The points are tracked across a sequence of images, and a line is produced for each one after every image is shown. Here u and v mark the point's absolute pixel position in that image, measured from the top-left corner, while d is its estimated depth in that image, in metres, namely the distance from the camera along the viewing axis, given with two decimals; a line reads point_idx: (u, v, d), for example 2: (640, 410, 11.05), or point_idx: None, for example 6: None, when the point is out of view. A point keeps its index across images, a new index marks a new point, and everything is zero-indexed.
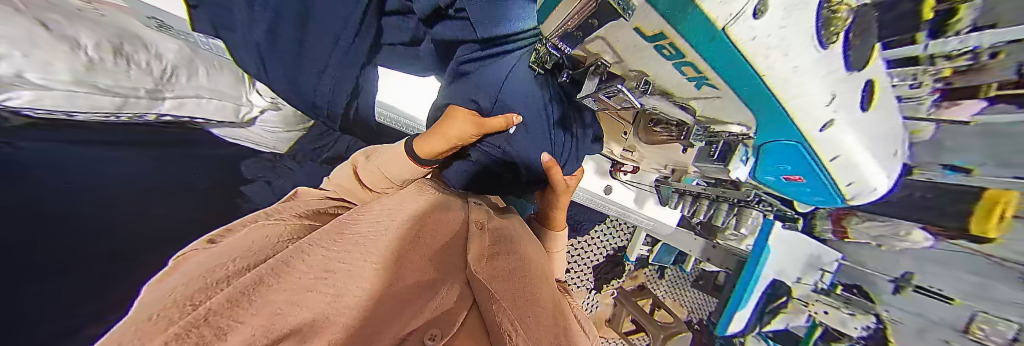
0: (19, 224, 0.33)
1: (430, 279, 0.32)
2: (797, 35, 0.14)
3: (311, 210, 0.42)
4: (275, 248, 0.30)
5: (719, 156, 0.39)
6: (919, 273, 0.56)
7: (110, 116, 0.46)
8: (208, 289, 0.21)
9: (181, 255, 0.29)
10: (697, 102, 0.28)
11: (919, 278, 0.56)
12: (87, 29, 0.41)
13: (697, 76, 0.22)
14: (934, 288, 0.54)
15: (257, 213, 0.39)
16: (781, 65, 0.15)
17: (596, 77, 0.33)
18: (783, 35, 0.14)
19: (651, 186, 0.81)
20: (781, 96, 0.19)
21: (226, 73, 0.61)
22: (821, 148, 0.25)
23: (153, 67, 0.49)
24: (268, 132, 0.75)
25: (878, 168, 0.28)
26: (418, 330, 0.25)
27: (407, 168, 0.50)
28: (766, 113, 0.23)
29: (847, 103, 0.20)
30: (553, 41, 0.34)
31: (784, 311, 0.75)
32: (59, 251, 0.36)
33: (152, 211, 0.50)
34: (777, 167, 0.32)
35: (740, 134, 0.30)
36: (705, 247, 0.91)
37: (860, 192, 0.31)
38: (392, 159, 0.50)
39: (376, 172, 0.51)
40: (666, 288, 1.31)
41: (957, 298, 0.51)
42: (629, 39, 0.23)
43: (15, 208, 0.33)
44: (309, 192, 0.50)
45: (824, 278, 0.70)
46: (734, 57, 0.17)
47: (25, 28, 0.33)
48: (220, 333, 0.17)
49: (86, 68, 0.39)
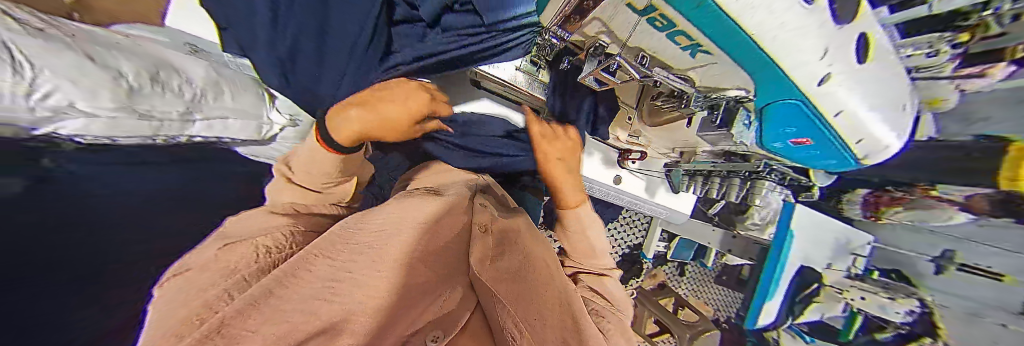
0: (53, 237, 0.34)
1: (427, 284, 0.31)
2: None
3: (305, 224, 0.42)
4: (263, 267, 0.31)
5: (720, 123, 0.40)
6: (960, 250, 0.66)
7: (149, 139, 0.51)
8: (211, 304, 0.22)
9: (173, 269, 0.30)
10: (694, 72, 0.28)
11: (961, 254, 0.66)
12: (124, 58, 0.45)
13: (691, 45, 0.23)
14: (981, 265, 0.64)
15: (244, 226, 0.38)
16: (768, 22, 0.17)
17: (593, 60, 0.35)
18: None
19: (660, 173, 0.81)
20: (777, 61, 0.20)
21: (248, 93, 0.64)
22: (825, 108, 0.25)
23: (185, 92, 0.52)
24: (285, 148, 0.77)
25: (887, 124, 0.28)
26: (420, 332, 0.25)
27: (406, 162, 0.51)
28: (763, 79, 0.24)
29: (840, 57, 0.20)
30: (553, 30, 0.34)
31: (817, 300, 0.70)
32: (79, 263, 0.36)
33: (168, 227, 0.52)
34: (783, 130, 0.30)
35: (736, 97, 0.31)
36: (724, 239, 0.88)
37: (871, 150, 0.30)
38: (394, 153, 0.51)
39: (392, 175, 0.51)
40: (687, 286, 1.28)
41: (1008, 274, 0.60)
42: (628, 19, 0.24)
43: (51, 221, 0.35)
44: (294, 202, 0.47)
45: (856, 262, 0.69)
46: (722, 23, 0.18)
47: (74, 62, 0.37)
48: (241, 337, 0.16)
49: (126, 94, 0.42)
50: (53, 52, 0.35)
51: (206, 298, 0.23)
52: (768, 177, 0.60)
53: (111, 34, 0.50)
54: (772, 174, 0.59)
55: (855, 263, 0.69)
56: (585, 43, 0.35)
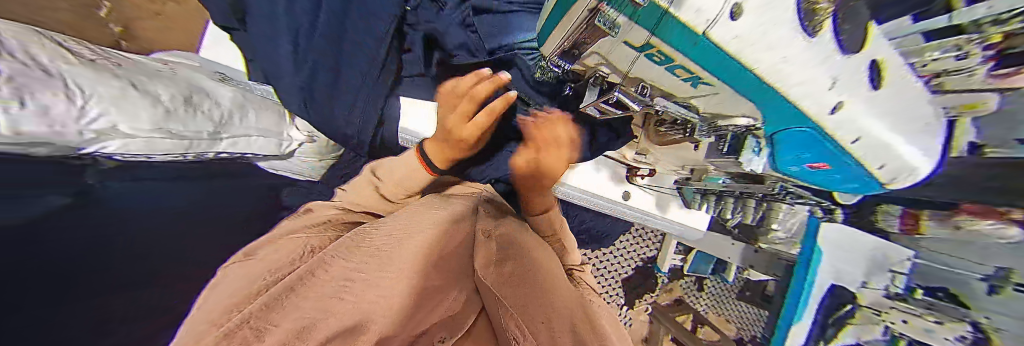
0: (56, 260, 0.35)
1: (438, 284, 0.34)
2: (778, 29, 0.14)
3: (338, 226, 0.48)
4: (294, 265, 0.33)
5: (730, 150, 0.41)
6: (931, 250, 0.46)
7: (181, 156, 0.53)
8: (241, 304, 0.26)
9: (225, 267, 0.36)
10: (697, 100, 0.28)
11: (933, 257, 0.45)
12: (163, 85, 0.49)
13: (691, 77, 0.23)
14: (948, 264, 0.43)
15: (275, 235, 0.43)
16: (768, 58, 0.16)
17: (596, 88, 0.35)
18: (765, 30, 0.14)
19: (672, 189, 0.78)
20: (783, 89, 0.18)
21: (270, 112, 0.68)
22: (839, 134, 0.23)
23: (214, 113, 0.56)
24: (303, 162, 0.80)
25: (914, 146, 0.26)
26: (428, 333, 0.31)
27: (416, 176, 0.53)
28: (768, 106, 0.23)
29: (852, 86, 0.19)
30: (552, 59, 0.35)
31: (853, 322, 0.51)
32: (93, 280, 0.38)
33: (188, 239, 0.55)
34: (794, 155, 0.30)
35: (746, 125, 0.30)
36: (745, 253, 0.83)
37: (896, 175, 0.28)
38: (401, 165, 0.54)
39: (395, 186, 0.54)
40: (707, 301, 1.19)
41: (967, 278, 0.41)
42: (624, 54, 0.24)
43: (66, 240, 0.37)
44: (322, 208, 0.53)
45: (896, 280, 0.48)
46: (716, 58, 0.17)
47: (118, 90, 0.42)
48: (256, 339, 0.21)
49: (162, 116, 0.47)
50: (98, 80, 0.40)
51: (241, 299, 0.26)
52: (784, 200, 0.59)
53: (156, 63, 0.56)
54: (788, 197, 0.58)
55: (894, 280, 0.48)
56: (586, 72, 0.35)
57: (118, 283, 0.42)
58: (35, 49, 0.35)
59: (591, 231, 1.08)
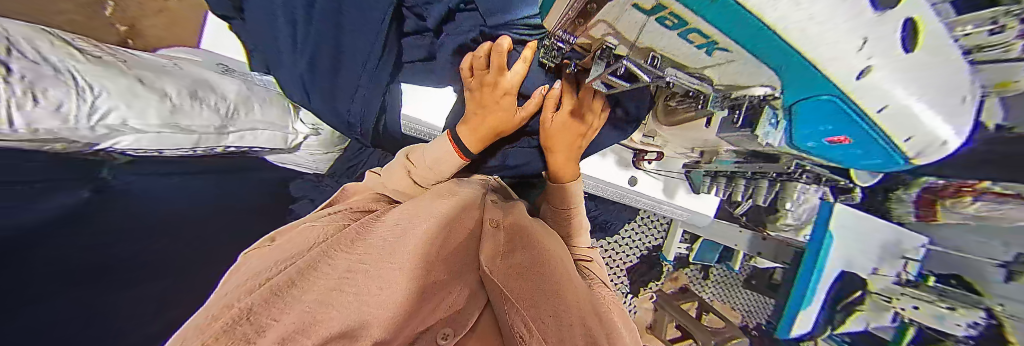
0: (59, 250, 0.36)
1: (443, 280, 0.34)
2: None
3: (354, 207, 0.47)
4: (307, 248, 0.34)
5: (743, 123, 0.36)
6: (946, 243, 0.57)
7: (191, 150, 0.55)
8: (251, 289, 0.25)
9: (245, 254, 0.36)
10: (711, 71, 0.27)
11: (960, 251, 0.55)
12: (170, 80, 0.50)
13: (706, 42, 0.21)
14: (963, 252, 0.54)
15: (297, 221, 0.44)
16: (789, 12, 0.14)
17: (602, 62, 0.34)
18: None
19: (679, 173, 0.76)
20: (800, 45, 0.17)
21: (276, 106, 0.67)
22: (863, 102, 0.22)
23: (221, 106, 0.56)
24: (311, 155, 0.79)
25: (948, 117, 0.24)
26: (432, 329, 0.31)
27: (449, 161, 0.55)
28: (789, 70, 0.21)
29: (886, 45, 0.17)
30: (558, 34, 0.35)
31: (862, 309, 0.63)
32: (98, 268, 0.40)
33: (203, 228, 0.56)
34: (816, 129, 0.29)
35: (764, 96, 0.28)
36: (751, 240, 0.82)
37: (922, 148, 0.27)
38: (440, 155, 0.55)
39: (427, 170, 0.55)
40: (714, 290, 1.20)
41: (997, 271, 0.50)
42: (631, 18, 0.23)
43: (73, 232, 0.38)
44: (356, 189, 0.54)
45: (908, 268, 0.59)
46: (731, 14, 0.16)
47: (126, 85, 0.42)
48: (258, 330, 0.20)
49: (170, 111, 0.47)
50: (107, 76, 0.41)
51: (250, 284, 0.26)
52: (799, 179, 0.55)
53: (161, 59, 0.56)
54: (803, 176, 0.54)
55: (906, 268, 0.59)
56: (592, 45, 0.34)
57: (121, 278, 0.42)
58: (43, 45, 0.36)
59: (596, 220, 1.08)
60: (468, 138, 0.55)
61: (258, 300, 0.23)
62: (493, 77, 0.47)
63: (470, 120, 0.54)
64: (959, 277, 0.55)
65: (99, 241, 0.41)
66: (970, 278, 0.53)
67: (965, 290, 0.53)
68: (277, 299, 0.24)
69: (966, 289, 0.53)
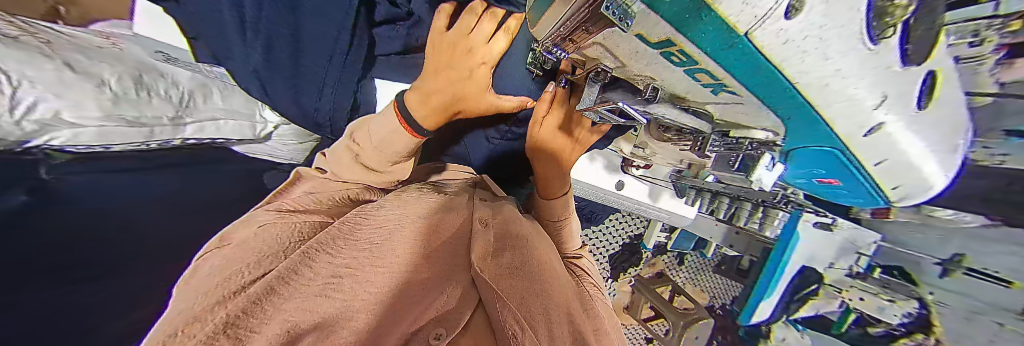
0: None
1: (434, 281, 0.33)
2: (839, 42, 0.11)
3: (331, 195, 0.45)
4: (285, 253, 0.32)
5: (739, 167, 0.33)
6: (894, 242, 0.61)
7: (141, 144, 0.50)
8: (224, 299, 0.24)
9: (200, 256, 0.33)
10: (714, 107, 0.26)
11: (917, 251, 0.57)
12: (108, 64, 0.44)
13: (715, 83, 0.20)
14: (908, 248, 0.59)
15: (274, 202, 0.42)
16: (810, 71, 0.13)
17: (596, 83, 0.31)
18: (823, 41, 0.11)
19: (667, 181, 0.78)
20: (812, 100, 0.16)
21: (238, 93, 0.61)
22: (864, 153, 0.22)
23: (173, 94, 0.51)
24: (284, 145, 0.74)
25: (940, 166, 0.24)
26: (423, 330, 0.26)
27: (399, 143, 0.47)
28: (796, 120, 0.20)
29: (901, 103, 0.16)
30: (546, 46, 0.31)
31: (816, 298, 0.69)
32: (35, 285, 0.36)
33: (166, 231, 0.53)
34: (809, 169, 0.30)
35: (763, 140, 0.27)
36: (727, 233, 0.85)
37: (907, 192, 0.28)
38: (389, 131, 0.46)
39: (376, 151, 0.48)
40: (685, 274, 1.30)
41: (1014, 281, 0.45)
42: (631, 46, 0.21)
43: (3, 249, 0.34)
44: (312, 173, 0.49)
45: (859, 261, 0.64)
46: (753, 64, 0.14)
47: (55, 73, 0.37)
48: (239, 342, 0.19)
49: (112, 102, 0.42)
50: (31, 62, 0.35)
51: (224, 294, 0.24)
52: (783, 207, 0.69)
53: (95, 37, 0.49)
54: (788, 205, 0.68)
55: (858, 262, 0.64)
56: (585, 63, 0.32)
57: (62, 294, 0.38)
58: None
59: (583, 212, 1.11)
60: (419, 110, 0.45)
61: (239, 309, 0.22)
62: (470, 42, 0.38)
63: (423, 84, 0.44)
64: (901, 269, 0.60)
65: (42, 249, 0.37)
66: (911, 270, 0.59)
67: (904, 281, 0.59)
68: (257, 309, 0.23)
69: (904, 278, 0.59)
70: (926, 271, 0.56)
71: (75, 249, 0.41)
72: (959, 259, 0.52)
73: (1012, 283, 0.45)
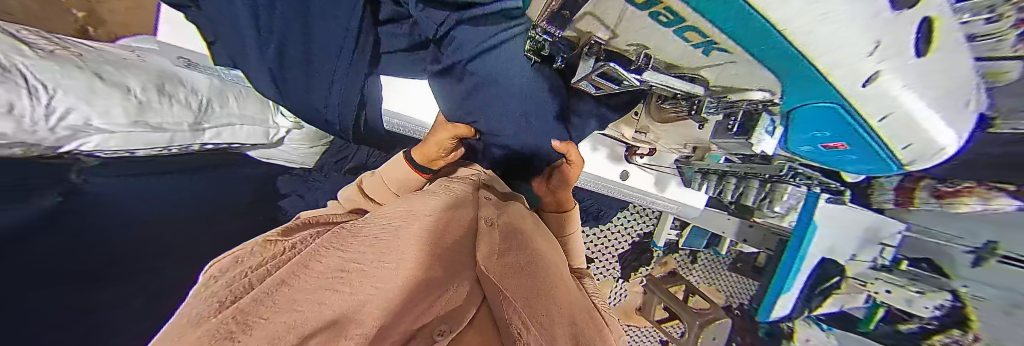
0: (41, 267, 0.35)
1: (441, 277, 0.30)
2: None
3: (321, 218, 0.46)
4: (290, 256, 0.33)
5: (738, 130, 0.38)
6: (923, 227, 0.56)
7: (164, 149, 0.53)
8: (234, 294, 0.24)
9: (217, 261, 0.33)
10: (706, 71, 0.27)
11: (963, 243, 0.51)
12: (133, 75, 0.47)
13: (703, 42, 0.21)
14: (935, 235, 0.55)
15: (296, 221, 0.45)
16: (795, 13, 0.13)
17: (591, 59, 0.33)
18: None
19: (672, 168, 0.76)
20: (797, 45, 0.17)
21: (252, 100, 0.64)
22: (863, 108, 0.22)
23: (192, 101, 0.54)
24: (295, 149, 0.77)
25: (954, 126, 0.23)
26: (428, 325, 0.24)
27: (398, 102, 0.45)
28: (790, 70, 0.20)
29: (896, 52, 0.16)
30: (541, 26, 0.32)
31: (839, 292, 0.67)
32: (78, 280, 0.38)
33: (184, 232, 0.55)
34: (812, 133, 0.30)
35: (762, 100, 0.30)
36: (740, 228, 0.84)
37: (917, 158, 0.28)
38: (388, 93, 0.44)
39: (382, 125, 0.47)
40: (698, 273, 1.27)
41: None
42: (623, 13, 0.22)
43: (48, 246, 0.36)
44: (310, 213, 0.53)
45: (885, 253, 0.62)
46: (734, 12, 0.15)
47: (85, 83, 0.40)
48: (247, 329, 0.19)
49: (137, 109, 0.45)
50: (62, 74, 0.38)
51: (234, 290, 0.25)
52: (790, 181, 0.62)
53: (122, 50, 0.52)
54: (796, 179, 0.61)
55: (882, 253, 0.61)
56: (580, 39, 0.32)
57: (100, 292, 0.40)
58: None
59: (590, 209, 1.10)
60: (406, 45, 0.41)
61: (249, 300, 0.23)
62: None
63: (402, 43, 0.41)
64: (930, 261, 0.56)
65: (76, 248, 0.39)
66: (941, 262, 0.55)
67: (933, 273, 0.55)
68: (266, 299, 0.23)
69: (935, 271, 0.55)
70: (958, 261, 0.52)
71: (106, 250, 0.43)
72: (993, 247, 0.46)
73: None
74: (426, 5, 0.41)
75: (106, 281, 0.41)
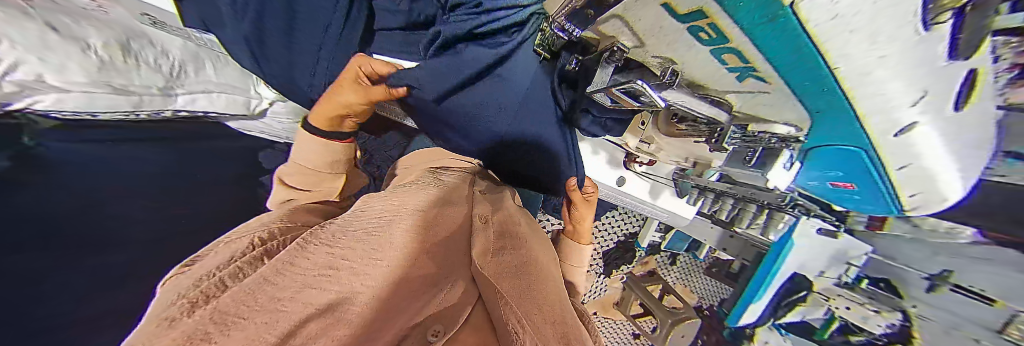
0: None
1: (433, 276, 0.30)
2: (887, 16, 0.12)
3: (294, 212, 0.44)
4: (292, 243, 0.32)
5: (756, 163, 0.39)
6: (879, 256, 0.65)
7: (130, 114, 0.49)
8: (214, 289, 0.22)
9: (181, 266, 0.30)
10: (733, 96, 0.27)
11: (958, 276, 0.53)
12: (94, 27, 0.41)
13: (741, 67, 0.21)
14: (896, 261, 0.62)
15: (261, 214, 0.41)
16: (856, 52, 0.15)
17: (610, 64, 0.30)
18: (872, 15, 0.12)
19: (669, 179, 0.78)
20: (844, 88, 0.18)
21: (231, 67, 0.59)
22: (885, 154, 0.26)
23: (162, 63, 0.48)
24: (279, 124, 0.72)
25: (952, 171, 0.28)
26: (419, 327, 0.23)
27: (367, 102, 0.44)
28: (825, 111, 0.23)
29: (934, 102, 0.19)
30: (558, 22, 0.29)
31: (802, 304, 0.72)
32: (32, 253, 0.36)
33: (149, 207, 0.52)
34: (827, 172, 0.35)
35: (787, 135, 0.31)
36: (722, 237, 0.86)
37: (922, 204, 0.34)
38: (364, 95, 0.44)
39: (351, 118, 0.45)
40: (677, 274, 1.32)
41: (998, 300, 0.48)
42: (656, 21, 0.21)
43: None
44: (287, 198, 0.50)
45: (849, 272, 0.68)
46: (793, 43, 0.15)
47: (37, 33, 0.34)
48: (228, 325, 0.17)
49: (98, 68, 0.40)
50: (9, 21, 0.32)
51: (202, 283, 0.23)
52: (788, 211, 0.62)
53: None
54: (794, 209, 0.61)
55: (847, 272, 0.68)
56: (600, 42, 0.30)
57: (52, 271, 0.37)
58: None
59: None
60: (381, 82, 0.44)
61: (230, 296, 0.20)
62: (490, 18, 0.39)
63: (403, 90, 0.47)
64: (888, 281, 0.64)
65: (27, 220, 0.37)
66: (899, 283, 0.62)
67: (891, 293, 0.63)
68: (252, 297, 0.21)
69: (890, 290, 0.63)
70: (915, 284, 0.60)
71: (59, 225, 0.40)
72: (947, 275, 0.55)
73: (995, 301, 0.48)
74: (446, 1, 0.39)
75: (61, 255, 0.39)
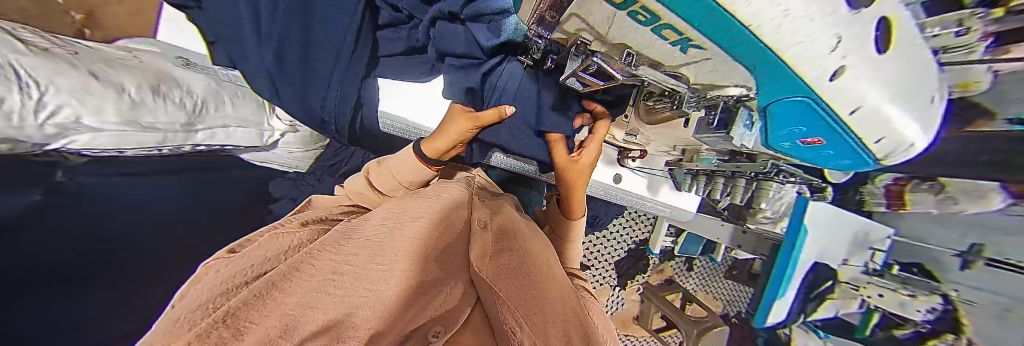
0: (25, 262, 0.34)
1: (434, 278, 0.32)
2: None
3: (315, 216, 0.46)
4: (282, 258, 0.33)
5: (719, 124, 0.40)
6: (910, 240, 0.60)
7: (154, 149, 0.53)
8: (206, 308, 0.22)
9: (208, 263, 0.34)
10: (687, 69, 0.28)
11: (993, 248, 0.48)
12: (129, 74, 0.46)
13: (680, 39, 0.22)
14: (921, 241, 0.58)
15: (269, 226, 0.43)
16: (764, 13, 0.14)
17: (577, 58, 0.33)
18: None
19: (663, 171, 0.79)
20: (771, 47, 0.17)
21: (250, 101, 0.65)
22: (834, 101, 0.22)
23: (186, 101, 0.53)
24: (291, 152, 0.78)
25: (915, 117, 0.24)
26: (422, 328, 0.27)
27: (410, 169, 0.54)
28: (762, 67, 0.21)
29: (858, 46, 0.16)
30: (534, 31, 0.34)
31: (832, 297, 0.65)
32: (60, 275, 0.38)
33: (168, 232, 0.55)
34: (791, 128, 0.30)
35: (739, 96, 0.30)
36: (733, 233, 0.83)
37: (893, 150, 0.28)
38: (399, 161, 0.55)
39: (388, 176, 0.55)
40: (696, 281, 1.26)
41: None
42: (605, 15, 0.23)
43: (29, 242, 0.36)
44: (322, 199, 0.55)
45: (875, 258, 0.62)
46: (708, 9, 0.15)
47: (80, 80, 0.38)
48: (237, 334, 0.19)
49: (130, 107, 0.44)
50: (58, 71, 0.36)
51: (225, 290, 0.26)
52: (776, 178, 0.58)
53: (119, 50, 0.52)
54: (779, 176, 0.57)
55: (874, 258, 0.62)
56: (568, 40, 0.33)
57: (76, 291, 0.39)
58: None
59: (585, 216, 1.08)
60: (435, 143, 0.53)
61: (240, 302, 0.22)
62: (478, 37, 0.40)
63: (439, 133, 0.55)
64: (921, 265, 0.58)
65: (58, 244, 0.39)
66: (931, 267, 0.57)
67: (926, 278, 0.56)
68: (255, 302, 0.23)
69: (925, 275, 0.57)
70: (948, 265, 0.54)
71: (84, 251, 0.42)
72: (978, 249, 0.51)
73: None
74: (437, 21, 0.41)
75: (83, 279, 0.41)
